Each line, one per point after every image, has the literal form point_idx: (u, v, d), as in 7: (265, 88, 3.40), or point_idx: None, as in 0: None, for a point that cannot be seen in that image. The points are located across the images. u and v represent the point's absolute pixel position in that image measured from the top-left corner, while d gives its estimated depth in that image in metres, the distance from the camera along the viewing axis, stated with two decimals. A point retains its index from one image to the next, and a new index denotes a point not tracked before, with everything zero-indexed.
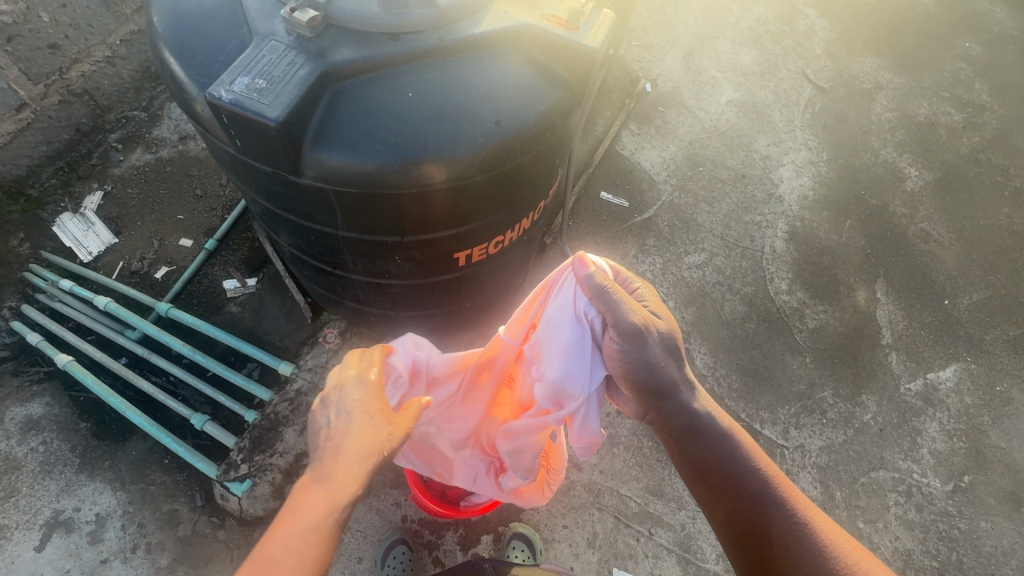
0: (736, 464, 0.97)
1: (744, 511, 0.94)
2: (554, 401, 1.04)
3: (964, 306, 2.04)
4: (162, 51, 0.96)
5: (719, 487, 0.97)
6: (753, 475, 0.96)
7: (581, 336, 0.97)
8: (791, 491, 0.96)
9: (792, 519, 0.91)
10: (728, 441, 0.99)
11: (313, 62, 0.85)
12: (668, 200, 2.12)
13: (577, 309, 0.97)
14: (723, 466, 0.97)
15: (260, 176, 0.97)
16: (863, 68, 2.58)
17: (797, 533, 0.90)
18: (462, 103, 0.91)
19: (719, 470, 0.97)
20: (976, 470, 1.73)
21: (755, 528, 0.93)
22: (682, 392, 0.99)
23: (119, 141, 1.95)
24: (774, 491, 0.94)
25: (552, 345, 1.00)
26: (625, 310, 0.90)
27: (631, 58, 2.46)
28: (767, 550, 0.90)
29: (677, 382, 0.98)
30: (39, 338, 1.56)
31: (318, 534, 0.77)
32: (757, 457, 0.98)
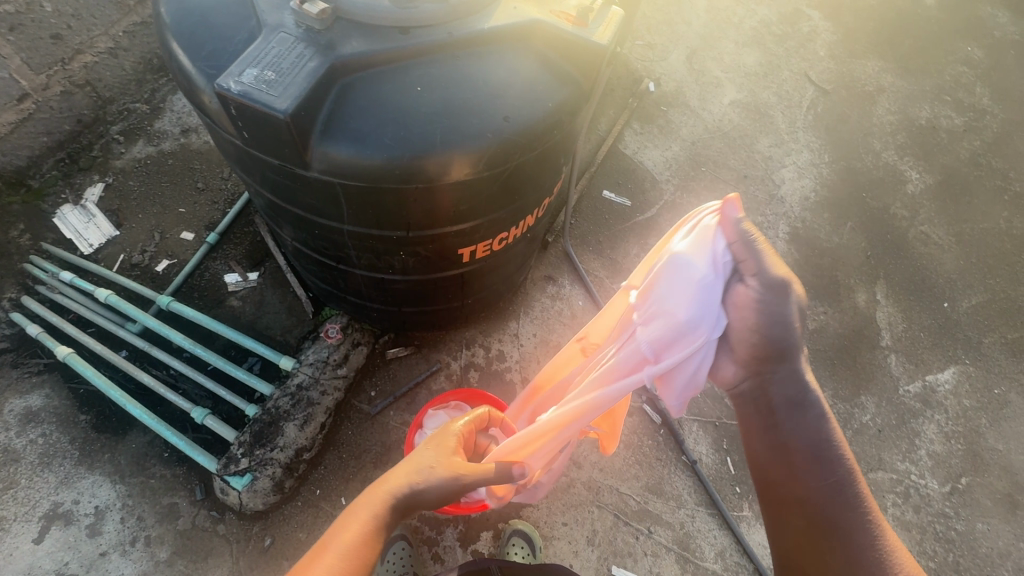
0: (829, 458, 0.90)
1: (819, 505, 0.89)
2: (658, 347, 0.91)
3: (963, 309, 2.05)
4: (170, 41, 0.96)
5: (804, 476, 0.91)
6: (840, 472, 0.90)
7: (717, 287, 0.86)
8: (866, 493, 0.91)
9: (864, 521, 0.87)
10: (826, 429, 0.91)
11: (321, 54, 0.85)
12: (671, 200, 2.12)
13: (714, 257, 0.86)
14: (818, 455, 0.90)
15: (266, 169, 0.97)
16: (865, 71, 2.59)
17: (866, 538, 0.86)
18: (471, 98, 0.91)
19: (815, 460, 0.90)
20: (973, 472, 1.74)
21: (825, 522, 0.88)
22: (797, 361, 0.88)
23: (121, 133, 1.94)
24: (856, 491, 0.89)
25: (678, 283, 0.87)
26: (770, 262, 0.83)
27: (634, 57, 2.46)
28: (824, 545, 0.88)
29: (798, 351, 0.87)
30: (39, 330, 1.56)
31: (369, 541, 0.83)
32: (847, 454, 0.91)
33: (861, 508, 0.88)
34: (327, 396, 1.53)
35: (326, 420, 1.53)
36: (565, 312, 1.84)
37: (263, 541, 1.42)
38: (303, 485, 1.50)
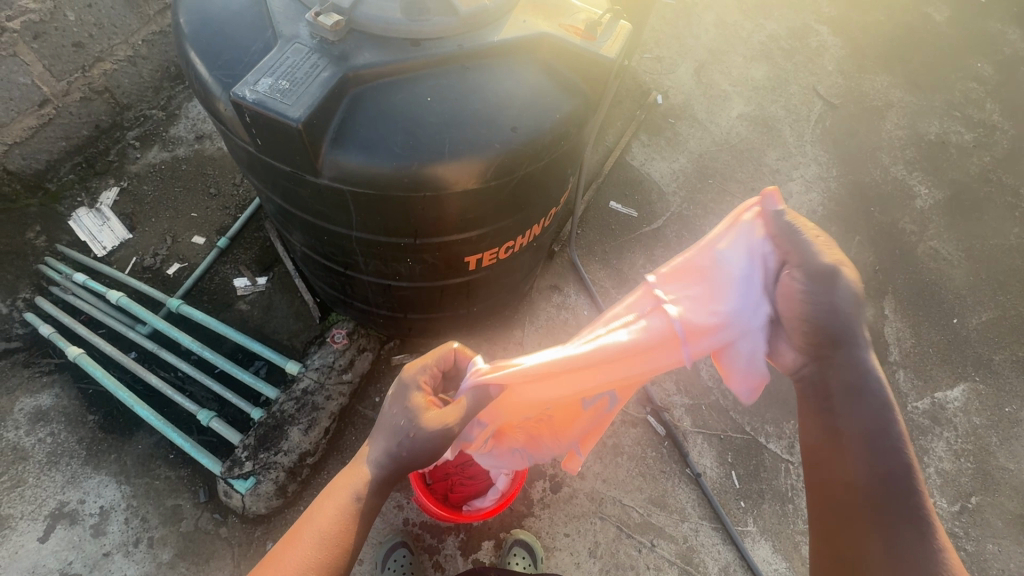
0: (885, 438, 0.82)
1: (867, 485, 0.80)
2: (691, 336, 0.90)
3: (973, 325, 2.03)
4: (188, 51, 0.99)
5: (851, 452, 0.83)
6: (896, 458, 0.81)
7: (753, 273, 0.90)
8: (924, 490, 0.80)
9: (915, 509, 0.77)
10: (887, 414, 0.83)
11: (334, 65, 0.87)
12: (677, 211, 2.13)
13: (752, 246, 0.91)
14: (873, 435, 0.82)
15: (278, 175, 0.99)
16: (874, 86, 2.59)
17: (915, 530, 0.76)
18: (479, 109, 0.93)
19: (868, 439, 0.82)
20: (983, 492, 1.71)
21: (869, 503, 0.80)
22: (859, 343, 0.85)
23: (137, 138, 1.98)
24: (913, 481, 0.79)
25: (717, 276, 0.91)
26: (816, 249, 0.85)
27: (643, 69, 2.48)
28: (866, 529, 0.78)
29: (861, 335, 0.84)
30: (51, 330, 1.58)
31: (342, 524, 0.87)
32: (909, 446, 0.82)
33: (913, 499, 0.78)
34: (331, 401, 1.53)
35: (330, 425, 1.53)
36: (571, 321, 1.84)
37: (265, 545, 1.43)
38: (305, 489, 1.51)
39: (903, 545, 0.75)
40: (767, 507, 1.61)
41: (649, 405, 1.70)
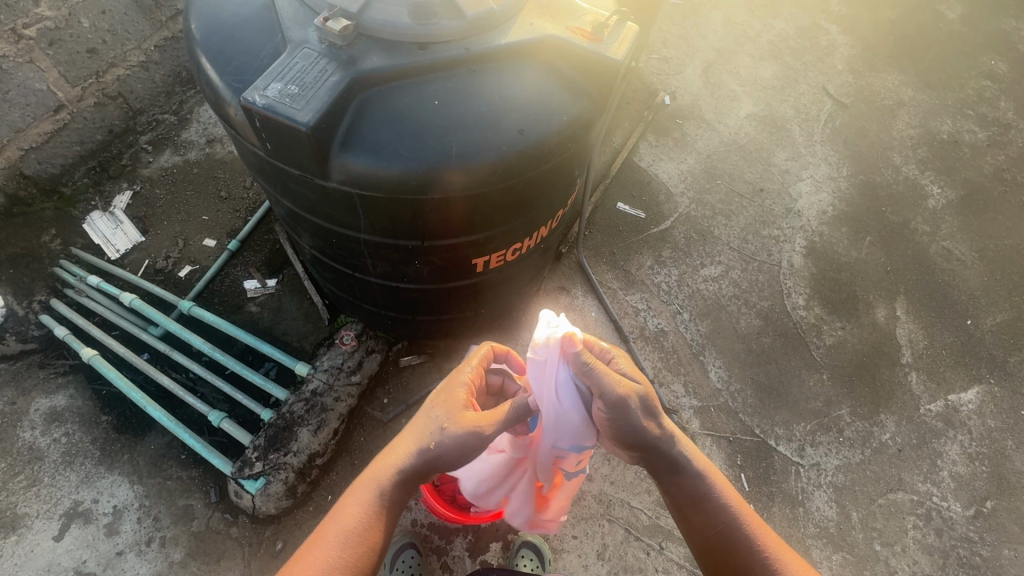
0: (713, 507, 0.97)
1: (717, 543, 0.97)
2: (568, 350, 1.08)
3: (987, 327, 2.00)
4: (199, 57, 1.00)
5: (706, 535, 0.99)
6: (726, 514, 0.97)
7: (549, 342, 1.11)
8: (757, 520, 0.98)
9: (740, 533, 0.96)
10: (704, 482, 0.98)
11: (343, 69, 0.88)
12: (685, 212, 2.12)
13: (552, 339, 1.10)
14: (699, 505, 0.98)
15: (288, 179, 1.00)
16: (885, 84, 2.57)
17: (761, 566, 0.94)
18: (486, 112, 0.93)
19: (698, 508, 0.98)
20: (999, 496, 1.68)
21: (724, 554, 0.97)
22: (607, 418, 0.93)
23: (149, 143, 2.01)
24: (744, 527, 0.97)
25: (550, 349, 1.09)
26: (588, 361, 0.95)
27: (650, 70, 2.48)
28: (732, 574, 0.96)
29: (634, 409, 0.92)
30: (66, 332, 1.61)
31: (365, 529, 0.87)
32: (729, 494, 0.99)
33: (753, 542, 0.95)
34: (340, 402, 1.54)
35: (340, 425, 1.54)
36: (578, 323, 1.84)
37: (274, 545, 1.44)
38: (314, 490, 1.52)
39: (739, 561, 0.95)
40: (778, 510, 1.59)
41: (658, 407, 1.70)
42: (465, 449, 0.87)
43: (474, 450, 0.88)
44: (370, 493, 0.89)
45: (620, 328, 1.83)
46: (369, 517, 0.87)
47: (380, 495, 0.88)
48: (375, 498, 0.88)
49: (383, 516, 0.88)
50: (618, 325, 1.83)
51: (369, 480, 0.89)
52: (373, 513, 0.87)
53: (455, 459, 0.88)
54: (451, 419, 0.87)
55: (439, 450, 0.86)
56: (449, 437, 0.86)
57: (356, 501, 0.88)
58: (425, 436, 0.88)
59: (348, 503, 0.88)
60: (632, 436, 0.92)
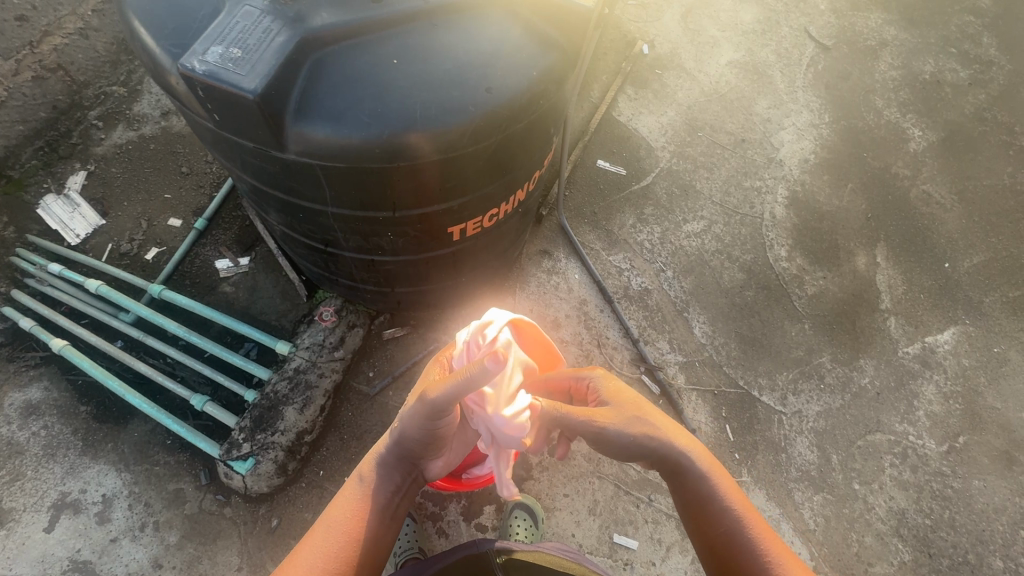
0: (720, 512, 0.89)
1: (726, 552, 0.88)
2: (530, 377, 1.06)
3: (965, 269, 2.02)
4: (132, 20, 0.91)
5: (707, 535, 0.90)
6: (731, 518, 0.89)
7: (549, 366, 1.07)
8: (767, 533, 0.89)
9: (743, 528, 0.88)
10: (708, 484, 0.90)
11: (289, 28, 0.80)
12: (667, 167, 2.07)
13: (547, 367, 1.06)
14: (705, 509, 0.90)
15: (243, 152, 0.94)
16: (867, 24, 2.49)
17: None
18: (450, 70, 0.87)
19: (705, 512, 0.90)
20: (970, 431, 1.75)
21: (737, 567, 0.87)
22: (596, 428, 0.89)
23: (99, 118, 1.89)
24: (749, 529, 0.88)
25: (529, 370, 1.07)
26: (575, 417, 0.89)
27: (627, 18, 2.36)
28: None
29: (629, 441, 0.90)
30: (32, 324, 1.55)
31: (354, 515, 0.88)
32: (736, 499, 0.90)
33: (761, 551, 0.86)
34: (325, 378, 1.53)
35: (326, 402, 1.53)
36: (562, 286, 1.82)
37: (270, 522, 1.44)
38: (306, 467, 1.51)
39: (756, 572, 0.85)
40: (761, 457, 1.64)
41: (643, 364, 1.71)
42: (422, 427, 0.85)
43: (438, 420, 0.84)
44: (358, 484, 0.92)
45: (604, 288, 1.81)
46: (356, 509, 0.89)
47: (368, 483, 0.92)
48: (358, 493, 0.91)
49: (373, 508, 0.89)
50: (602, 286, 1.82)
51: (357, 474, 0.93)
52: (358, 500, 0.90)
53: (426, 435, 0.87)
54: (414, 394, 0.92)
55: (407, 429, 0.87)
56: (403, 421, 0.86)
57: (343, 495, 0.91)
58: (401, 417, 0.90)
59: (336, 505, 0.90)
60: (639, 451, 0.89)
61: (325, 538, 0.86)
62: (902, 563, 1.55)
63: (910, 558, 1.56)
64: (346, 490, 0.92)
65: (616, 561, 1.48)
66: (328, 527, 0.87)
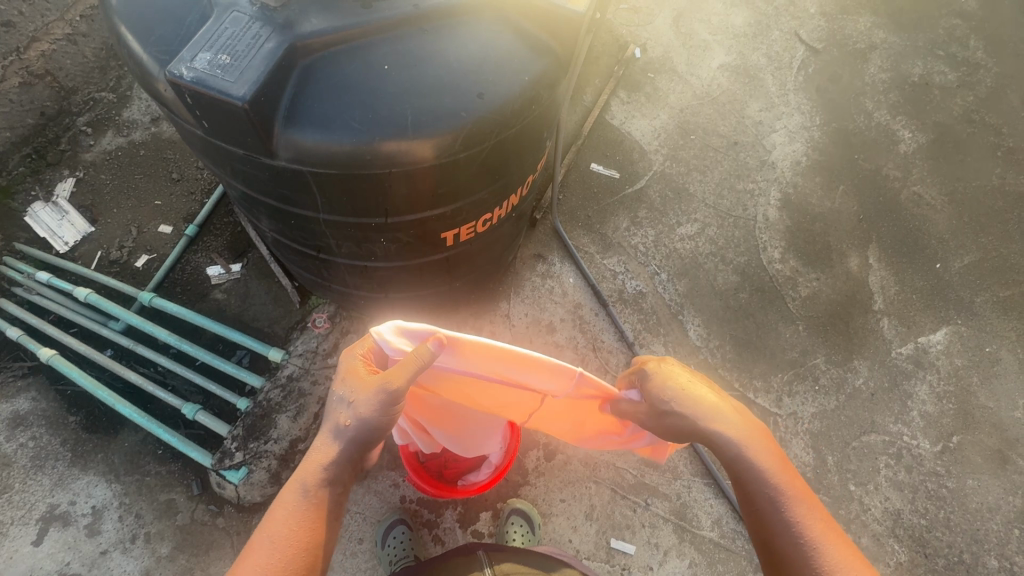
0: (776, 520, 0.83)
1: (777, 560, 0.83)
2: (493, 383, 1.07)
3: (956, 269, 2.04)
4: (119, 27, 0.90)
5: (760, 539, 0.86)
6: (789, 527, 0.82)
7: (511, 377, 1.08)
8: (832, 536, 0.82)
9: (802, 540, 0.81)
10: (769, 489, 0.84)
11: (279, 34, 0.80)
12: (660, 170, 2.08)
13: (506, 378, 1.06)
14: (757, 515, 0.85)
15: (233, 159, 0.93)
16: (857, 27, 2.51)
17: (817, 569, 0.79)
18: (441, 76, 0.86)
19: (751, 498, 0.85)
20: (964, 431, 1.76)
21: (784, 560, 0.82)
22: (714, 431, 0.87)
23: (88, 124, 1.87)
24: (810, 540, 0.81)
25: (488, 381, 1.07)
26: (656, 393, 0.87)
27: (619, 22, 2.37)
28: None
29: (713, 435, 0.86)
30: (19, 333, 1.52)
31: (297, 527, 0.79)
32: (802, 510, 0.83)
33: (820, 563, 0.80)
34: (318, 386, 1.51)
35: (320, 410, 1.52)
36: (557, 290, 1.82)
37: None
38: None
39: None
40: None
41: None
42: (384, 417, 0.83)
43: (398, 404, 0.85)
44: (297, 491, 0.82)
45: (599, 292, 1.81)
46: (299, 516, 0.80)
47: (313, 490, 0.82)
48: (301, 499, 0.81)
49: (315, 514, 0.81)
50: (597, 290, 1.81)
51: (293, 483, 0.82)
52: (301, 506, 0.81)
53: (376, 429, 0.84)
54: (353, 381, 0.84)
55: (362, 426, 0.82)
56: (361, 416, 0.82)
57: (285, 499, 0.81)
58: (348, 412, 0.83)
59: (275, 512, 0.80)
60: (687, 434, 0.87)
61: (269, 557, 0.77)
62: (898, 563, 1.55)
63: (906, 558, 1.56)
64: (281, 499, 0.81)
65: (613, 566, 1.47)
66: (267, 546, 0.77)
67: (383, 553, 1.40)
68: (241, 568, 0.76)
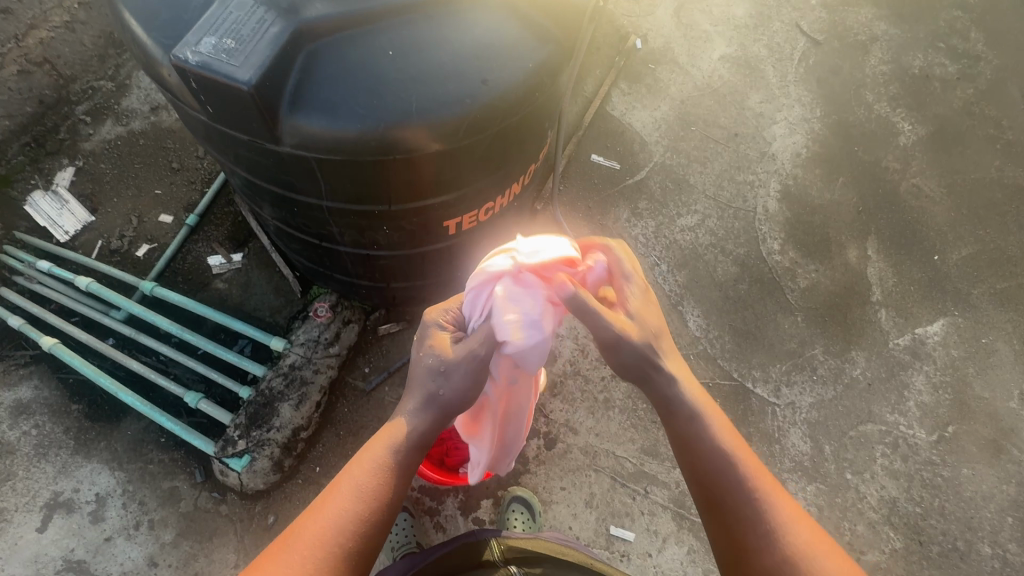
0: (710, 448, 0.90)
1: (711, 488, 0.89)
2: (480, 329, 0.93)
3: (954, 261, 2.05)
4: (122, 12, 0.90)
5: (693, 468, 0.92)
6: (720, 453, 0.89)
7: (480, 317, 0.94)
8: (757, 467, 0.89)
9: (733, 466, 0.88)
10: (700, 421, 0.92)
11: (284, 18, 0.80)
12: (661, 161, 2.08)
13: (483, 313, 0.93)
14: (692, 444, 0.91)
15: (237, 145, 0.93)
16: (858, 18, 2.50)
17: (754, 512, 0.85)
18: (447, 62, 0.86)
19: (691, 449, 0.92)
20: (959, 421, 1.78)
21: (725, 508, 0.87)
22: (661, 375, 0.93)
23: (87, 113, 1.85)
24: (739, 467, 0.88)
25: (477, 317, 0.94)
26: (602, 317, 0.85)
27: (620, 12, 2.36)
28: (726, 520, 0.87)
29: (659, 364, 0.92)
30: (21, 322, 1.53)
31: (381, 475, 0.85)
32: (728, 436, 0.91)
33: (751, 488, 0.87)
34: (320, 374, 1.52)
35: (322, 398, 1.52)
36: None
37: (266, 519, 1.44)
38: (302, 463, 1.51)
39: (742, 509, 0.86)
40: (755, 449, 1.66)
41: None
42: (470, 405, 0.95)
43: (481, 376, 0.92)
44: (384, 451, 0.87)
45: None
46: (384, 474, 0.85)
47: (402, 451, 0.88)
48: (390, 462, 0.86)
49: (399, 477, 0.86)
50: None
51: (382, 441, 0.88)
52: (388, 469, 0.85)
53: (463, 398, 0.92)
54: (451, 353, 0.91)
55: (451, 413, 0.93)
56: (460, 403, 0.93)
57: (372, 457, 0.86)
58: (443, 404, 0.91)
59: (362, 465, 0.85)
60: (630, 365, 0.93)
61: (352, 497, 0.82)
62: (893, 550, 1.58)
63: (901, 545, 1.59)
64: (368, 451, 0.87)
65: (612, 553, 1.49)
66: (354, 488, 0.82)
67: (385, 539, 1.42)
68: (328, 507, 0.81)
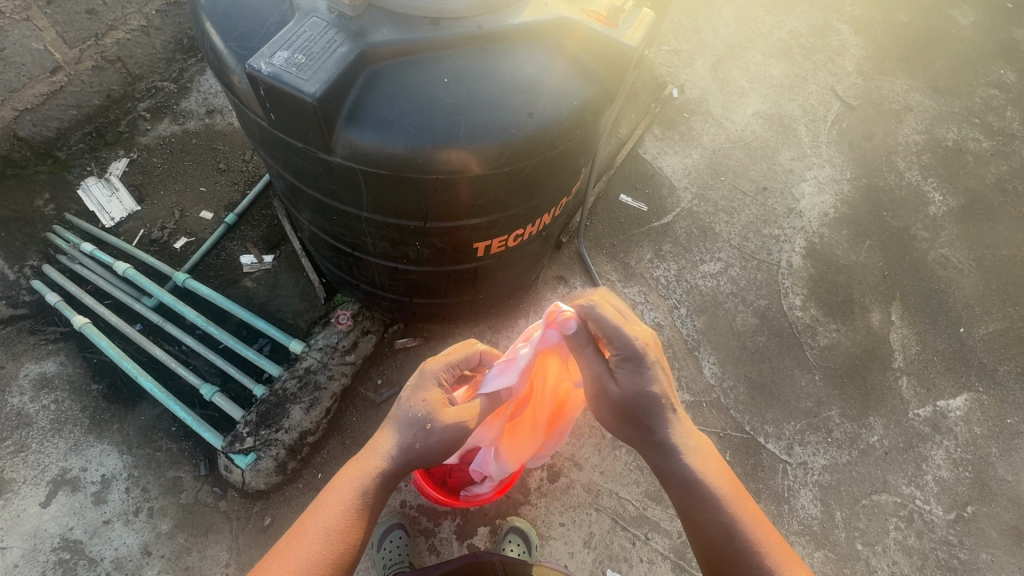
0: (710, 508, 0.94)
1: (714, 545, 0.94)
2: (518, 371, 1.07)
3: (980, 336, 2.01)
4: (204, 22, 0.97)
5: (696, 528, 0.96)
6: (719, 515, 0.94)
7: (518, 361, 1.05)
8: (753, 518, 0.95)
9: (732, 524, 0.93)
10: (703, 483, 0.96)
11: (352, 41, 0.86)
12: (688, 208, 2.11)
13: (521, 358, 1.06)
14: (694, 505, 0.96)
15: (290, 151, 0.98)
16: (893, 88, 2.55)
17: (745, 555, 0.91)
18: (495, 92, 0.91)
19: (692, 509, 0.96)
20: (979, 501, 1.71)
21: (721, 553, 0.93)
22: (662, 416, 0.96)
23: (148, 110, 1.98)
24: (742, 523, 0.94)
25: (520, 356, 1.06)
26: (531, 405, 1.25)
27: (659, 62, 2.45)
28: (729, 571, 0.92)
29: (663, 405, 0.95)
30: (58, 299, 1.59)
31: (343, 519, 0.88)
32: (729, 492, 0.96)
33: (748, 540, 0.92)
34: (334, 381, 1.53)
35: (332, 405, 1.53)
36: None
37: (262, 521, 1.44)
38: (305, 467, 1.51)
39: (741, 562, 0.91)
40: (763, 505, 1.61)
41: None
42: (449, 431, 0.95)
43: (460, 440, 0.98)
44: (353, 490, 0.91)
45: None
46: (353, 520, 0.89)
47: (365, 491, 0.91)
48: (358, 500, 0.90)
49: (368, 511, 0.91)
50: None
51: (339, 485, 0.92)
52: (356, 509, 0.89)
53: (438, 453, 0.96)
54: (440, 415, 0.94)
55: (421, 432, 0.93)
56: (436, 429, 0.93)
57: (338, 501, 0.89)
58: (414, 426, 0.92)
59: (328, 502, 0.90)
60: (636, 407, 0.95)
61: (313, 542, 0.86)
62: None
63: None
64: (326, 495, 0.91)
65: None
66: (319, 533, 0.86)
67: (378, 555, 1.39)
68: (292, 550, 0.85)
